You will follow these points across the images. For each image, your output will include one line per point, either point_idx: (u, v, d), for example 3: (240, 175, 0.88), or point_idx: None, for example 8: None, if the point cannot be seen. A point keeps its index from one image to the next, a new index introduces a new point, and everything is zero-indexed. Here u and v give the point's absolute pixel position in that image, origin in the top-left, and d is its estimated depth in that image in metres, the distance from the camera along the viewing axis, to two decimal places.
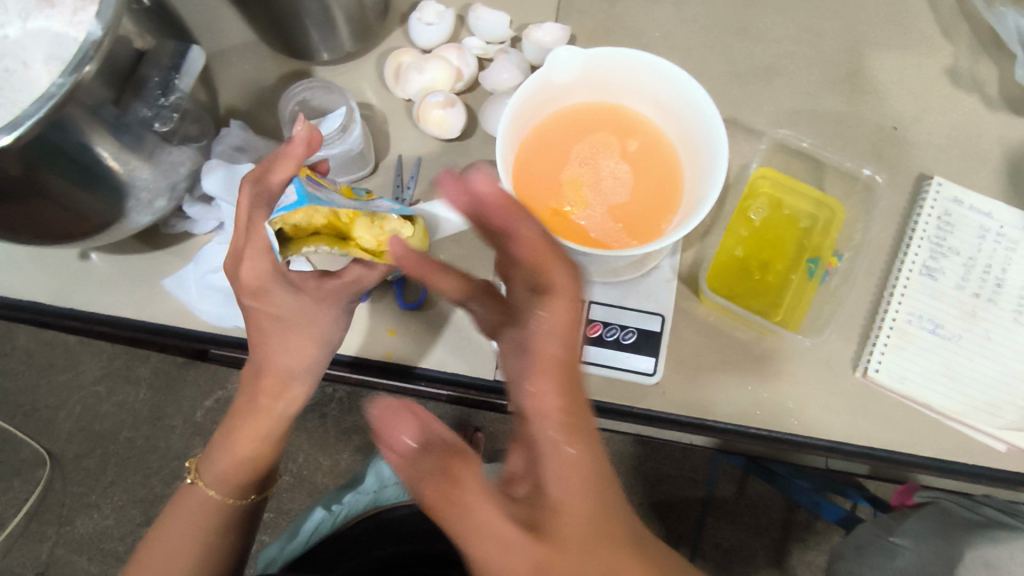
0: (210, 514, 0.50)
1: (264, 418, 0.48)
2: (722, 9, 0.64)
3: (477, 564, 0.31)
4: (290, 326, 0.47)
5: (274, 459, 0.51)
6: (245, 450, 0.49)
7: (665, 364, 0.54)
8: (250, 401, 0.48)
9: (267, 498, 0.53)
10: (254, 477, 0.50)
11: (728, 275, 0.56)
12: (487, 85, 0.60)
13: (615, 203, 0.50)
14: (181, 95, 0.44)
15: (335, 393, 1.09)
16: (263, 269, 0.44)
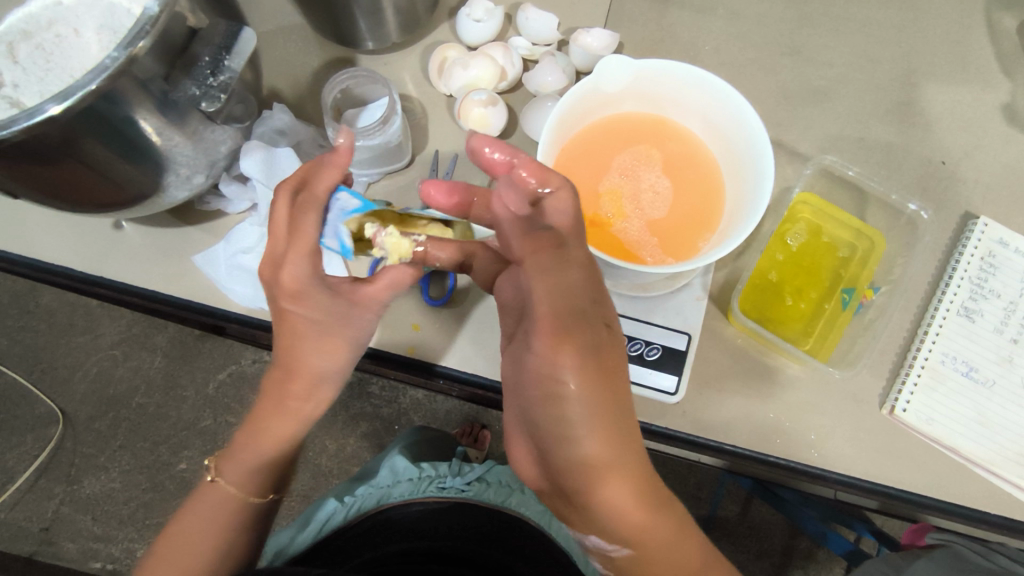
0: (230, 512, 0.48)
1: (290, 417, 0.47)
2: (774, 26, 0.63)
3: (546, 311, 0.39)
4: (325, 327, 0.45)
5: (294, 458, 0.51)
6: (273, 446, 0.47)
7: (687, 384, 0.53)
8: (279, 403, 0.47)
9: (280, 497, 0.52)
10: (278, 473, 0.49)
11: (760, 299, 0.55)
12: (530, 87, 0.60)
13: (652, 218, 0.49)
14: (231, 75, 0.43)
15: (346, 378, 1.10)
16: (304, 271, 0.43)
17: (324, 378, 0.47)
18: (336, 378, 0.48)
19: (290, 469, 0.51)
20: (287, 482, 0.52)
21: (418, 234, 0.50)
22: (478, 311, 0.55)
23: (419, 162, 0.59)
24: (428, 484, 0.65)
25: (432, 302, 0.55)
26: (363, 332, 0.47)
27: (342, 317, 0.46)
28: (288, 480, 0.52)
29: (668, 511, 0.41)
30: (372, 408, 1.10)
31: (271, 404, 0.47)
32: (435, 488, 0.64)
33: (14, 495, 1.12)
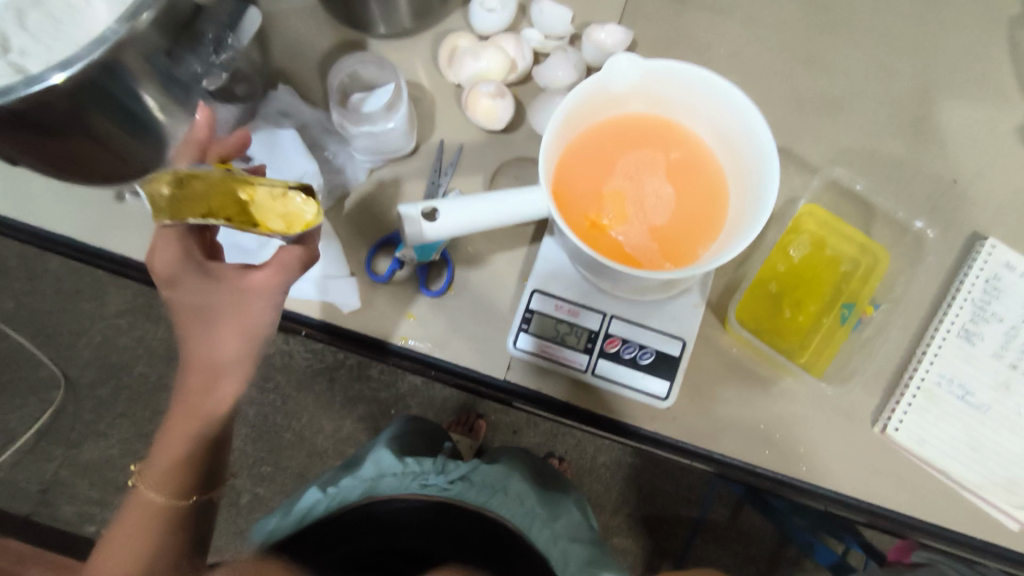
0: (154, 514, 0.51)
1: (198, 409, 0.50)
2: (791, 32, 0.62)
3: None
4: (212, 316, 0.48)
5: (220, 451, 0.54)
6: (178, 448, 0.51)
7: (679, 389, 0.53)
8: (182, 400, 0.51)
9: (218, 493, 0.56)
10: (194, 475, 0.52)
11: (759, 309, 0.55)
12: (540, 81, 0.59)
13: (653, 223, 0.49)
14: (233, 53, 0.44)
15: (346, 360, 1.10)
16: (170, 257, 0.46)
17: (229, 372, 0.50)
18: (239, 367, 0.50)
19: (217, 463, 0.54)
20: (222, 477, 0.56)
21: (278, 206, 0.41)
22: (475, 304, 0.55)
23: (424, 151, 0.59)
24: (411, 481, 0.63)
25: (430, 292, 0.55)
26: (258, 321, 0.49)
27: (227, 303, 0.48)
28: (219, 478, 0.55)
29: None
30: (369, 391, 1.10)
31: (181, 403, 0.51)
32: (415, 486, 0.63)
33: (13, 455, 1.14)
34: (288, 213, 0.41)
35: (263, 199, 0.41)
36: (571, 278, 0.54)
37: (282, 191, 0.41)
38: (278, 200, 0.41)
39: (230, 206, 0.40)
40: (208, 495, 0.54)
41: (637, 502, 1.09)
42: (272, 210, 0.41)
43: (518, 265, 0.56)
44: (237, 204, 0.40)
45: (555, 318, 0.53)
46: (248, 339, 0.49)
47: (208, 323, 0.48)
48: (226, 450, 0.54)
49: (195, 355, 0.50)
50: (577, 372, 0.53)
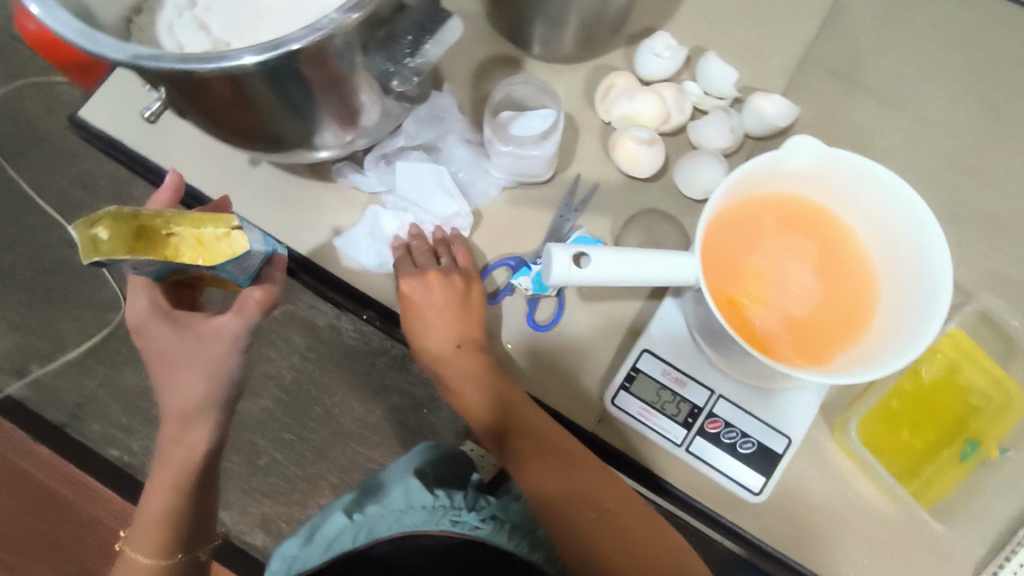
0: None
1: (171, 470, 0.48)
2: (958, 142, 0.58)
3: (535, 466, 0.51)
4: (176, 362, 0.47)
5: (201, 512, 0.52)
6: (157, 502, 0.49)
7: (773, 487, 0.50)
8: (162, 451, 0.49)
9: (203, 552, 0.54)
10: (179, 530, 0.50)
11: (873, 424, 0.52)
12: (691, 136, 0.57)
13: (792, 314, 0.46)
14: (427, 61, 0.42)
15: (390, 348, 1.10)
16: (141, 307, 0.46)
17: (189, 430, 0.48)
18: (205, 409, 0.48)
19: (200, 522, 0.52)
20: (204, 539, 0.54)
21: (222, 245, 0.39)
22: (577, 350, 0.54)
23: (556, 181, 0.58)
24: (443, 515, 0.63)
25: (537, 326, 0.54)
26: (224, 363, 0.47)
27: (191, 349, 0.46)
28: (201, 540, 0.53)
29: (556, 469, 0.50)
30: (407, 384, 1.09)
31: (161, 454, 0.49)
32: (449, 522, 0.62)
33: (58, 365, 1.15)
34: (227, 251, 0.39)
35: (204, 240, 0.38)
36: (684, 345, 0.52)
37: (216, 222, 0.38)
38: (219, 239, 0.39)
39: (161, 245, 0.37)
40: (193, 555, 0.53)
41: None
42: (214, 251, 0.39)
43: (629, 318, 0.54)
44: (171, 243, 0.37)
45: (658, 382, 0.51)
46: (211, 379, 0.47)
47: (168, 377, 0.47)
48: (206, 513, 0.53)
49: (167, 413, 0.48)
50: (671, 444, 0.51)
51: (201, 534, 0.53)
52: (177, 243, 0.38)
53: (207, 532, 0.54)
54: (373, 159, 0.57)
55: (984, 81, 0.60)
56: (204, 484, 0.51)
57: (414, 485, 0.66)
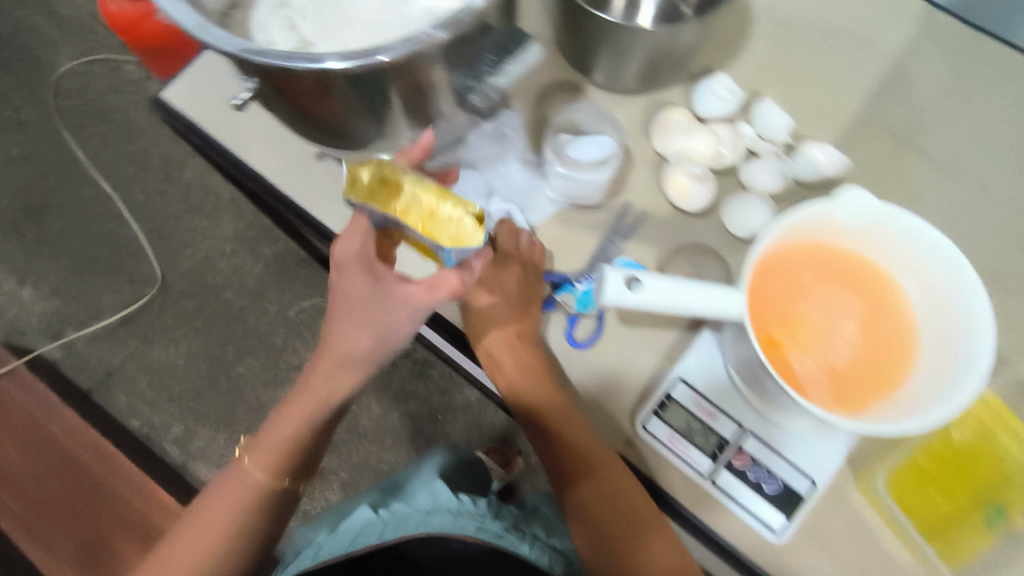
0: (251, 494, 0.50)
1: (308, 404, 0.49)
2: (1012, 212, 0.58)
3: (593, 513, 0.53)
4: (359, 313, 0.47)
5: (312, 451, 0.52)
6: (287, 428, 0.50)
7: (795, 529, 0.50)
8: (305, 380, 0.50)
9: (302, 488, 0.55)
10: (297, 460, 0.51)
11: (902, 479, 0.51)
12: (743, 177, 0.59)
13: (833, 363, 0.46)
14: (507, 82, 0.44)
15: (414, 355, 1.16)
16: (350, 245, 0.47)
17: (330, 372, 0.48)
18: (369, 364, 0.48)
19: (310, 457, 0.53)
20: (305, 478, 0.54)
21: (448, 223, 0.44)
22: (610, 371, 0.55)
23: (607, 207, 0.59)
24: (467, 520, 0.66)
25: (576, 343, 0.55)
26: (397, 331, 0.47)
27: (376, 304, 0.46)
28: (303, 477, 0.54)
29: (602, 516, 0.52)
30: (426, 390, 1.16)
31: (305, 383, 0.50)
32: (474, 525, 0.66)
33: (93, 333, 1.19)
34: (453, 232, 0.44)
35: (439, 216, 0.44)
36: (719, 379, 0.53)
37: (455, 205, 0.44)
38: (450, 220, 0.44)
39: (397, 200, 0.45)
40: (294, 491, 0.53)
41: None
42: (442, 230, 0.44)
43: (664, 347, 0.55)
44: (405, 201, 0.45)
45: (689, 413, 0.52)
46: (382, 341, 0.47)
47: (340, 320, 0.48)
48: (315, 452, 0.53)
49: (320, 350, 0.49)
50: (696, 474, 0.51)
51: (304, 473, 0.54)
52: (410, 203, 0.45)
53: (311, 469, 0.55)
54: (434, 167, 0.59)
55: None
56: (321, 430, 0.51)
57: (440, 488, 0.70)
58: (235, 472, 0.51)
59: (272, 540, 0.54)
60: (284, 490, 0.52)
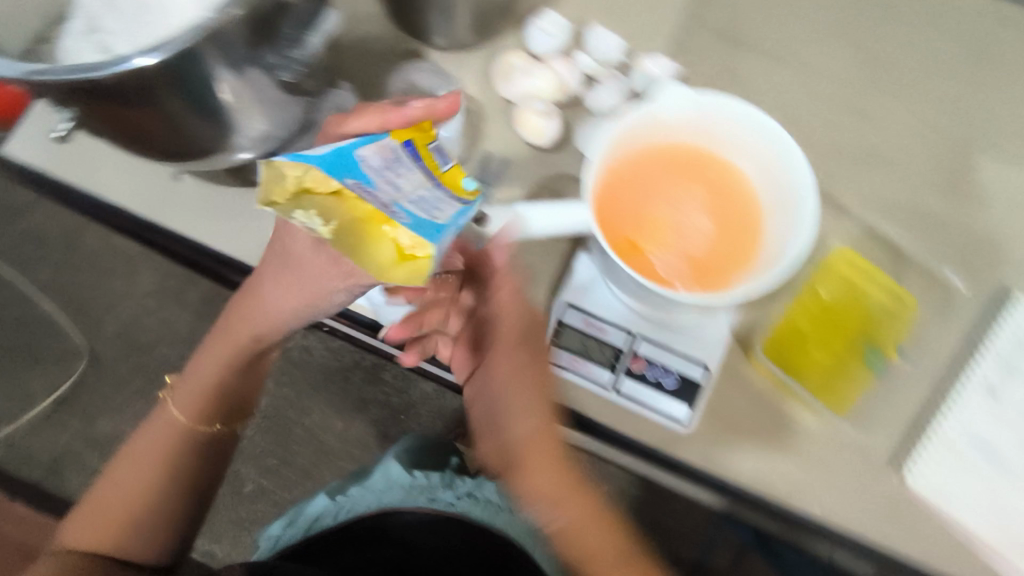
0: (178, 433, 0.57)
1: (224, 346, 0.54)
2: (840, 82, 0.62)
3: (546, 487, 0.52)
4: (294, 270, 0.47)
5: (229, 408, 0.58)
6: (208, 370, 0.55)
7: (701, 415, 0.53)
8: (224, 321, 0.54)
9: (225, 447, 0.61)
10: (218, 407, 0.57)
11: (786, 344, 0.54)
12: (589, 104, 0.61)
13: (691, 253, 0.49)
14: (308, 50, 0.47)
15: (364, 362, 1.24)
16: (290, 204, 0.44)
17: (249, 324, 0.52)
18: (294, 316, 0.50)
19: (227, 417, 0.59)
20: (226, 439, 0.61)
21: (386, 250, 0.32)
22: None
23: (470, 161, 0.61)
24: (419, 494, 0.65)
25: None
26: (328, 300, 0.47)
27: (320, 269, 0.45)
28: (223, 436, 0.60)
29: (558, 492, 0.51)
30: (382, 395, 1.24)
31: (226, 324, 0.54)
32: (425, 501, 0.64)
33: (29, 422, 1.14)
34: (396, 261, 0.32)
35: (376, 238, 0.32)
36: (603, 295, 0.55)
37: (393, 223, 0.32)
38: (391, 244, 0.32)
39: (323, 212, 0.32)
40: (217, 447, 0.60)
41: (641, 538, 1.17)
42: (384, 252, 0.32)
43: (548, 277, 0.56)
44: (331, 210, 0.32)
45: (582, 333, 0.54)
46: (303, 304, 0.48)
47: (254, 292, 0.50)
48: (234, 412, 0.60)
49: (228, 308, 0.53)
50: (600, 388, 0.54)
51: (225, 434, 0.60)
52: (336, 216, 0.32)
53: (234, 429, 0.61)
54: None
55: (858, 22, 0.64)
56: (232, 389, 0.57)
57: (393, 465, 0.68)
58: (147, 432, 0.57)
59: (202, 495, 0.60)
60: (208, 442, 0.58)
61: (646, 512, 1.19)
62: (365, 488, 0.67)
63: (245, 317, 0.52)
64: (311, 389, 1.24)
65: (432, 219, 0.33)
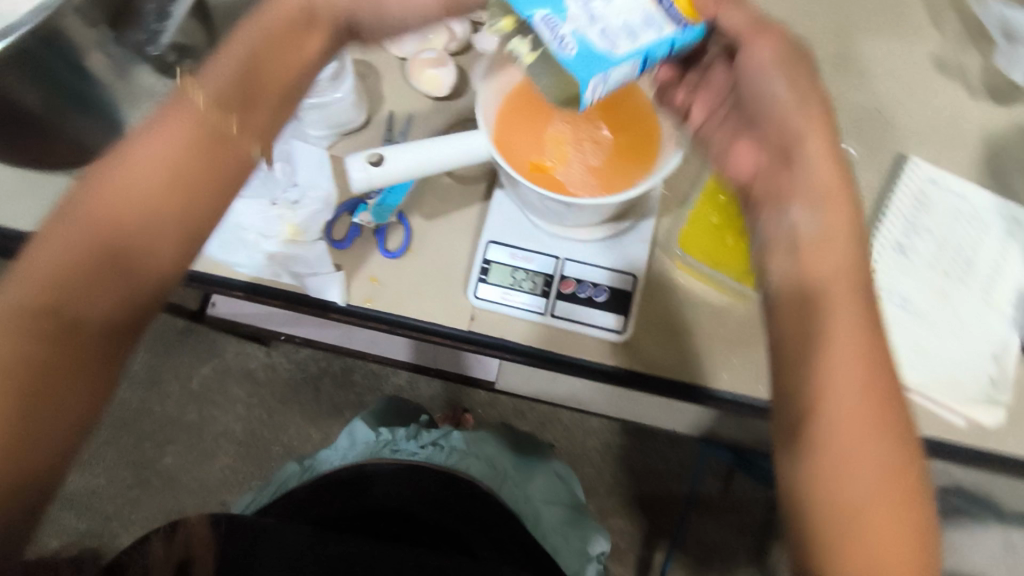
0: (130, 223, 0.35)
1: (186, 115, 0.36)
2: None
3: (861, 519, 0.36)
4: (253, 48, 0.38)
5: (144, 215, 0.35)
6: (173, 133, 0.36)
7: (634, 322, 0.57)
8: (183, 95, 0.37)
9: (74, 377, 0.33)
10: (164, 192, 0.35)
11: (701, 237, 0.57)
12: (480, 47, 0.63)
13: (594, 164, 0.51)
14: (175, 21, 0.47)
15: (330, 367, 1.23)
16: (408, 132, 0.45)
17: (221, 72, 0.37)
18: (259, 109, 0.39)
19: (86, 280, 0.34)
20: (145, 289, 0.35)
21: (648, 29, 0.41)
22: (437, 264, 0.59)
23: (374, 123, 0.62)
24: (384, 446, 0.68)
25: (389, 252, 0.58)
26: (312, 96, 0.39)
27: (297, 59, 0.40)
28: (119, 273, 0.34)
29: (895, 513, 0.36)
30: (354, 397, 1.23)
31: (206, 82, 0.37)
32: (389, 451, 0.67)
33: None
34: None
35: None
36: (523, 229, 0.58)
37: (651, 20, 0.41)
38: None
39: None
40: (98, 310, 0.34)
41: (631, 483, 1.19)
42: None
43: (471, 223, 0.60)
44: None
45: (510, 266, 0.58)
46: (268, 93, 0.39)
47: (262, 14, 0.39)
48: (169, 245, 0.36)
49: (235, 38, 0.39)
50: (537, 314, 0.57)
51: (125, 314, 0.35)
52: None
53: (110, 329, 0.35)
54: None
55: None
56: (203, 192, 0.36)
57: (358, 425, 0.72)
58: (121, 162, 0.35)
59: (36, 469, 0.32)
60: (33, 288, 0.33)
61: (633, 457, 1.20)
62: (333, 449, 0.71)
63: (195, 89, 0.37)
64: (280, 402, 1.23)
65: (597, 49, 0.39)
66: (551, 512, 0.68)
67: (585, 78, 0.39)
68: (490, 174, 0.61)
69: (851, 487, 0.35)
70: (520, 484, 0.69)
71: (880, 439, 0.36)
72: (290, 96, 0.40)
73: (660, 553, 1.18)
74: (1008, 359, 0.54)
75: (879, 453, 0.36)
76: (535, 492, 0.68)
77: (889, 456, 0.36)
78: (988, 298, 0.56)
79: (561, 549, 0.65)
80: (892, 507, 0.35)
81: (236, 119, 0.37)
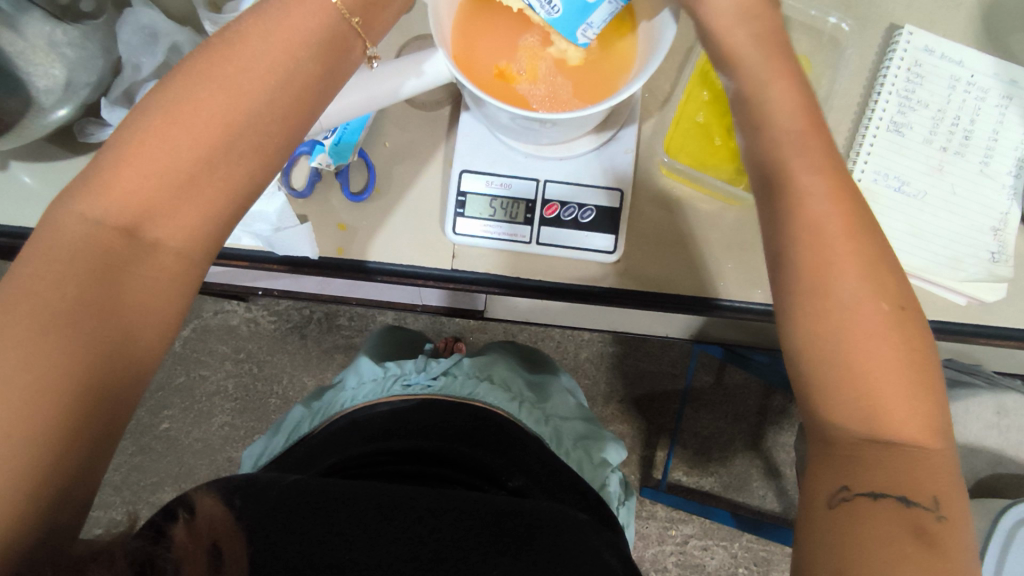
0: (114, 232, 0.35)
1: (187, 106, 0.36)
2: None
3: (897, 425, 0.35)
4: (269, 29, 0.38)
5: (159, 209, 0.36)
6: (167, 123, 0.36)
7: (625, 240, 0.54)
8: (190, 83, 0.37)
9: (112, 373, 0.33)
10: (171, 190, 0.36)
11: (686, 140, 0.55)
12: None
13: (565, 75, 0.46)
14: None
15: (312, 315, 1.20)
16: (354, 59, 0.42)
17: (237, 65, 0.37)
18: (268, 83, 0.38)
19: (114, 266, 0.34)
20: (169, 281, 0.36)
21: None
22: (407, 204, 0.55)
23: None
24: (393, 383, 0.61)
25: (353, 197, 0.54)
26: (304, 77, 0.39)
27: (298, 33, 0.38)
28: (133, 267, 0.35)
29: (934, 413, 0.36)
30: (342, 338, 1.20)
31: (208, 67, 0.37)
32: (400, 386, 0.59)
33: None
34: None
35: None
36: (497, 153, 0.54)
37: None
38: None
39: None
40: (131, 295, 0.35)
41: (625, 388, 1.21)
42: None
43: (438, 151, 0.55)
44: None
45: (487, 195, 0.54)
46: (274, 62, 0.38)
47: (285, 1, 0.39)
48: (190, 247, 0.37)
49: (223, 35, 0.38)
50: (522, 244, 0.54)
51: (164, 302, 0.36)
52: None
53: (156, 320, 0.36)
54: (117, 108, 0.51)
55: None
56: (213, 185, 0.37)
57: (363, 362, 0.65)
58: (132, 151, 0.35)
59: (98, 436, 0.32)
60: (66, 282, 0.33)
61: (626, 363, 1.21)
62: (343, 390, 0.64)
63: (211, 84, 0.37)
64: (266, 353, 1.21)
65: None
66: (571, 426, 0.63)
67: (569, 31, 0.43)
68: (453, 96, 0.55)
69: (877, 341, 0.36)
70: (539, 403, 0.63)
71: (857, 276, 0.37)
72: (323, 77, 0.39)
73: (661, 451, 1.22)
74: (1008, 232, 0.53)
75: (853, 289, 0.37)
76: (554, 410, 0.64)
77: (863, 290, 0.37)
78: (987, 168, 0.53)
79: (585, 463, 0.60)
80: (908, 359, 0.36)
81: (229, 135, 0.37)
